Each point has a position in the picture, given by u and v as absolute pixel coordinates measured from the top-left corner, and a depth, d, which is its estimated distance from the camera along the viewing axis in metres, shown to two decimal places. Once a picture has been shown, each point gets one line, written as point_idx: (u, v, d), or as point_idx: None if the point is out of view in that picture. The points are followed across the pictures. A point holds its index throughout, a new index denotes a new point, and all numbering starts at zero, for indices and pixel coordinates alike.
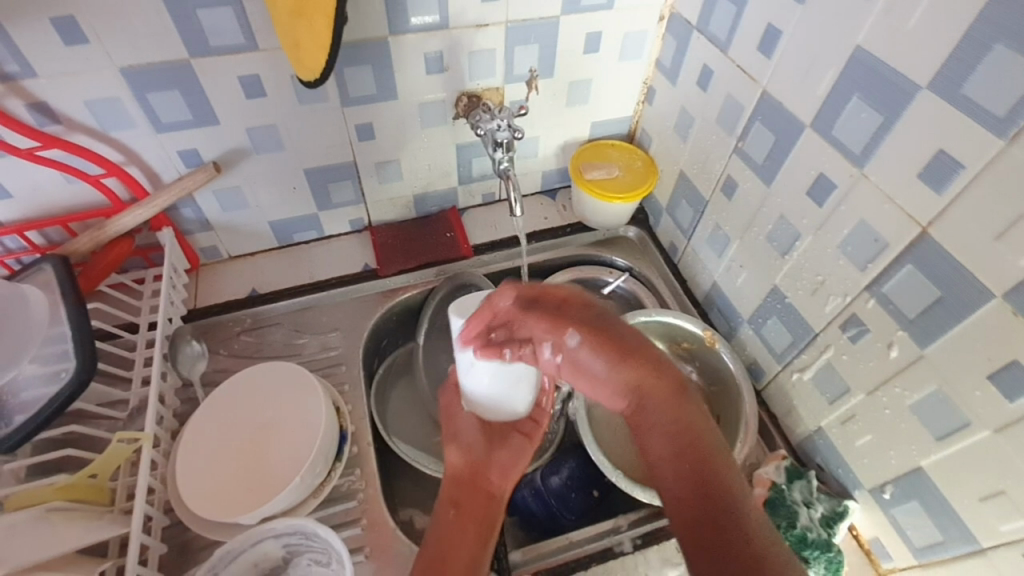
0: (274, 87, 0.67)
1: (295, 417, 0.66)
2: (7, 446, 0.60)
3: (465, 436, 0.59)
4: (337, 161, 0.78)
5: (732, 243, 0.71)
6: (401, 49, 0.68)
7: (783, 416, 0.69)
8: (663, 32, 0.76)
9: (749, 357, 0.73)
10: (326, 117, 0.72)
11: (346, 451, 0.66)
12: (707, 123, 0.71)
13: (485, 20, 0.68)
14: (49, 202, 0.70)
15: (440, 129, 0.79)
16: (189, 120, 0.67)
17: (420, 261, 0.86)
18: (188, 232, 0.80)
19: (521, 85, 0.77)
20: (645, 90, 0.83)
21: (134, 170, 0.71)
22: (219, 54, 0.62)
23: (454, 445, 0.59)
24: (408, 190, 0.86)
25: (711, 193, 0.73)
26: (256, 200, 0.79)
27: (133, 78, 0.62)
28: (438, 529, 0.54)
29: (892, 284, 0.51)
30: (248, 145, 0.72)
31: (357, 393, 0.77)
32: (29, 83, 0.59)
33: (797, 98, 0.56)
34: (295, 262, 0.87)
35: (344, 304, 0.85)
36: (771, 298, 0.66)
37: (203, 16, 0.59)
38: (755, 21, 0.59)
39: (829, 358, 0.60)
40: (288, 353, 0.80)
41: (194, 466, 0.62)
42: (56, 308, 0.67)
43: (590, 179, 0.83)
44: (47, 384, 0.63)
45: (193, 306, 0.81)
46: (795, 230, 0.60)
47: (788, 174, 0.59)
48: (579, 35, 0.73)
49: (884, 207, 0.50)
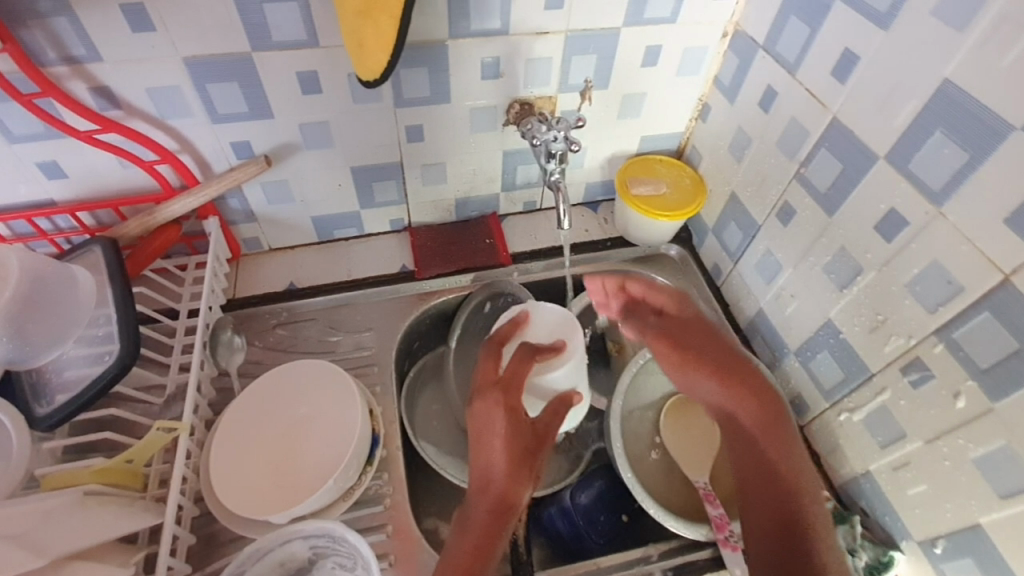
0: (330, 85, 0.67)
1: (330, 416, 0.65)
2: (49, 424, 0.62)
3: (518, 444, 0.56)
4: (384, 161, 0.78)
5: (783, 271, 0.69)
6: (458, 52, 0.67)
7: (826, 455, 0.66)
8: (724, 49, 0.73)
9: (793, 391, 0.70)
10: (378, 117, 0.72)
11: (377, 454, 0.66)
12: (766, 146, 0.68)
13: (546, 29, 0.67)
14: (102, 185, 0.71)
15: (489, 134, 0.78)
16: (244, 112, 0.68)
17: (458, 266, 0.85)
18: (232, 222, 0.80)
19: (575, 95, 0.75)
20: (699, 107, 0.81)
21: (187, 159, 0.71)
22: (279, 49, 0.62)
23: (507, 456, 0.56)
24: (451, 194, 0.85)
25: (765, 218, 0.71)
26: (301, 195, 0.79)
27: (195, 67, 0.62)
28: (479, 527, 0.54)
29: (964, 331, 0.48)
30: (299, 140, 0.72)
31: (388, 395, 0.76)
32: (94, 68, 0.60)
33: (870, 128, 0.54)
34: (334, 258, 0.86)
35: (379, 304, 0.84)
36: (823, 331, 0.64)
37: (268, 11, 0.59)
38: (830, 45, 0.57)
39: (885, 401, 0.57)
40: (322, 349, 0.80)
41: (231, 457, 0.62)
42: (103, 290, 0.68)
43: (636, 195, 0.82)
44: (90, 365, 0.65)
45: (232, 297, 0.82)
46: (857, 264, 0.57)
47: (855, 205, 0.57)
48: (638, 48, 0.72)
49: (962, 249, 0.47)
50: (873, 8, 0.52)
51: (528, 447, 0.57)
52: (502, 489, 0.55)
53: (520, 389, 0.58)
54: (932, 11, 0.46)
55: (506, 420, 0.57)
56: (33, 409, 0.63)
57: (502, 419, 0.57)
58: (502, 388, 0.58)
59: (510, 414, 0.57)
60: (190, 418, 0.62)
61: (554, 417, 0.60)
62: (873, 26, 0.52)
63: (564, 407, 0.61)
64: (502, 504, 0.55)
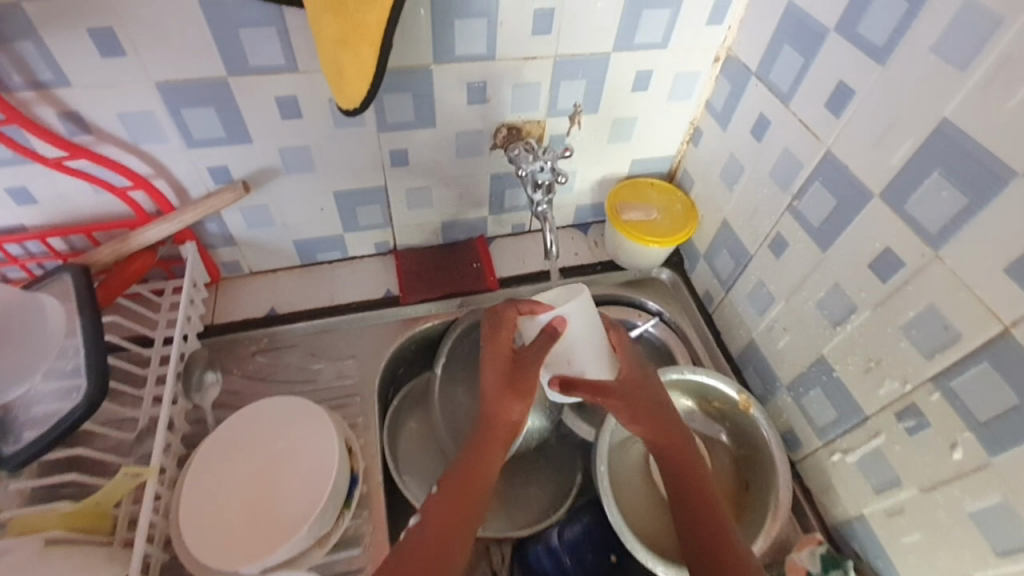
0: (311, 110, 0.65)
1: (306, 455, 0.62)
2: (14, 464, 0.59)
3: (506, 387, 0.59)
4: (368, 185, 0.76)
5: (776, 303, 0.67)
6: (444, 77, 0.65)
7: (819, 494, 0.65)
8: (716, 74, 0.72)
9: (784, 425, 0.69)
10: (360, 141, 0.70)
11: (356, 495, 0.63)
12: (758, 175, 0.67)
13: (534, 54, 0.65)
14: (73, 210, 0.69)
15: (476, 159, 0.76)
16: (221, 137, 0.65)
17: (444, 291, 0.83)
18: (211, 246, 0.78)
19: (564, 119, 0.74)
20: (690, 131, 0.79)
21: (162, 184, 0.69)
22: (257, 73, 0.60)
23: (501, 395, 0.59)
24: (437, 217, 0.83)
25: (757, 248, 0.69)
26: (282, 218, 0.77)
27: (168, 92, 0.60)
28: (463, 469, 0.58)
29: (962, 380, 0.47)
30: (279, 165, 0.70)
31: (370, 427, 0.74)
32: (62, 92, 0.57)
33: (865, 166, 0.52)
34: (316, 282, 0.84)
35: (361, 330, 0.82)
36: (816, 368, 0.62)
37: (245, 35, 0.57)
38: (824, 76, 0.55)
39: (879, 445, 0.55)
40: (302, 378, 0.78)
41: (202, 500, 0.60)
42: (72, 320, 0.65)
43: (627, 220, 0.80)
44: (60, 400, 0.62)
45: (210, 322, 0.79)
46: (850, 303, 0.56)
47: (848, 241, 0.55)
48: (628, 73, 0.70)
49: (959, 296, 0.46)
50: (868, 41, 0.50)
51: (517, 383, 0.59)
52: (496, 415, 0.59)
53: (507, 339, 0.60)
54: (931, 47, 0.45)
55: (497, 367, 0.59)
56: None
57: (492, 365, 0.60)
58: (493, 339, 0.60)
59: (502, 358, 0.59)
60: (159, 458, 0.60)
61: (539, 350, 0.59)
62: (869, 60, 0.50)
63: (549, 340, 0.59)
64: (502, 429, 0.60)
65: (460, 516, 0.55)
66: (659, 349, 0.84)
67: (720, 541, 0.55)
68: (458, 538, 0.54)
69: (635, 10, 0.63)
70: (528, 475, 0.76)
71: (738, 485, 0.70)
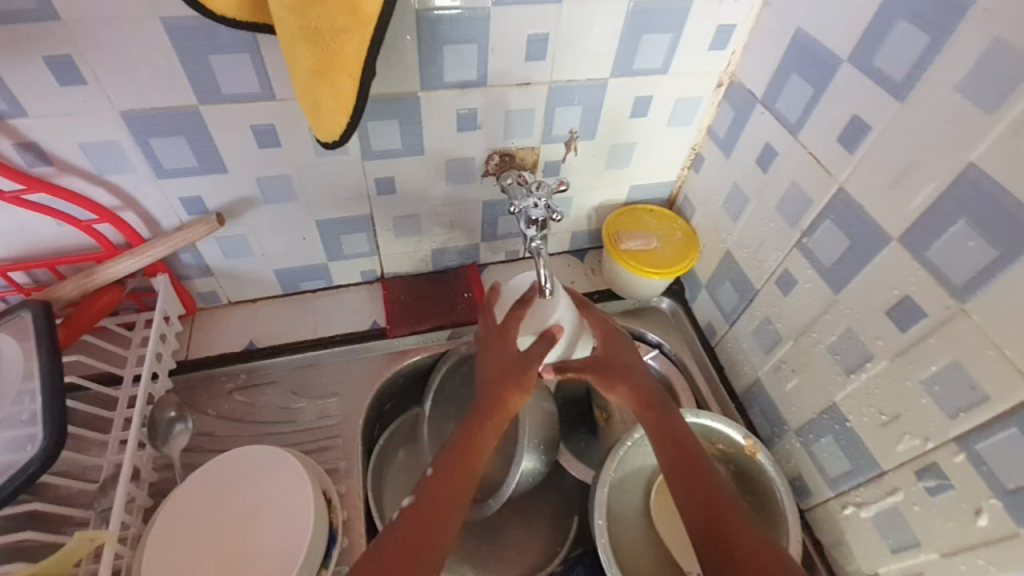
0: (290, 139, 0.61)
1: (281, 508, 0.58)
2: None
3: (507, 371, 0.61)
4: (352, 214, 0.72)
5: (783, 342, 0.64)
6: (432, 104, 0.61)
7: (831, 547, 0.61)
8: (719, 100, 0.68)
9: (793, 471, 0.65)
10: (344, 170, 0.66)
11: (334, 555, 0.59)
12: (764, 208, 0.63)
13: (528, 80, 0.62)
14: (35, 242, 0.64)
15: (466, 186, 0.72)
16: (194, 167, 0.61)
17: (434, 323, 0.79)
18: (186, 277, 0.74)
19: (559, 145, 0.70)
20: (691, 157, 0.75)
21: (131, 216, 0.65)
22: (231, 101, 0.56)
23: (501, 377, 0.61)
24: (427, 245, 0.79)
25: (763, 283, 0.65)
26: (261, 248, 0.73)
27: (134, 122, 0.56)
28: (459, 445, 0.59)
29: (988, 444, 0.43)
30: (257, 195, 0.66)
31: (353, 471, 0.70)
32: (18, 122, 0.53)
33: (882, 208, 0.49)
34: (299, 313, 0.80)
35: (346, 364, 0.78)
36: (827, 415, 0.58)
37: (216, 62, 0.53)
38: (836, 109, 0.52)
39: (897, 503, 0.52)
40: (282, 418, 0.73)
41: (164, 560, 0.54)
42: (30, 362, 0.60)
43: (626, 250, 0.76)
44: (14, 452, 0.57)
45: (185, 358, 0.75)
46: (865, 350, 0.52)
47: (863, 285, 0.52)
48: (627, 98, 0.66)
49: (986, 354, 0.42)
50: (885, 75, 0.47)
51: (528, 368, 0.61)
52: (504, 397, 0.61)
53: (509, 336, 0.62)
54: (956, 86, 0.41)
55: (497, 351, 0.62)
56: None
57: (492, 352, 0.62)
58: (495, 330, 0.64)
59: (504, 348, 0.62)
60: (120, 515, 0.56)
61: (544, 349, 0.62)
62: (886, 95, 0.47)
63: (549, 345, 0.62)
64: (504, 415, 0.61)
65: (457, 486, 0.56)
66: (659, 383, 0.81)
67: (721, 520, 0.55)
68: (457, 512, 0.55)
69: (635, 35, 0.60)
70: (522, 519, 0.73)
71: None
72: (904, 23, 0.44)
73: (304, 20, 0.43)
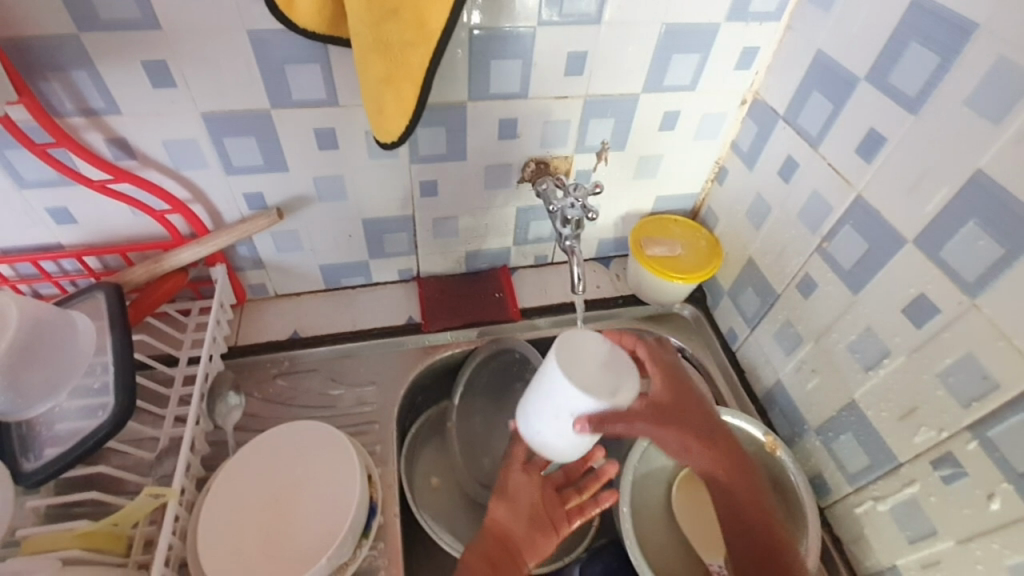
0: (347, 141, 0.67)
1: (327, 479, 0.61)
2: (32, 481, 0.59)
3: (507, 512, 0.63)
4: (396, 214, 0.77)
5: (804, 344, 0.67)
6: (477, 113, 0.67)
7: (851, 543, 0.63)
8: (743, 116, 0.73)
9: (813, 470, 0.67)
10: (394, 172, 0.72)
11: (375, 526, 0.62)
12: (786, 216, 0.67)
13: (565, 93, 0.67)
14: (110, 230, 0.71)
15: (504, 191, 0.77)
16: (260, 165, 0.67)
17: (466, 320, 0.84)
18: (240, 269, 0.79)
19: (591, 155, 0.75)
20: (716, 169, 0.80)
21: (199, 209, 0.71)
22: (299, 106, 0.62)
23: (503, 515, 0.63)
24: (462, 247, 0.84)
25: (785, 287, 0.69)
26: (311, 243, 0.78)
27: (213, 122, 0.62)
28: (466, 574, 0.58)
29: (1000, 430, 0.46)
30: (313, 193, 0.72)
31: (388, 458, 0.73)
32: (111, 119, 0.60)
33: (897, 213, 0.52)
34: (341, 307, 0.85)
35: (383, 356, 0.82)
36: (846, 412, 0.61)
37: (290, 71, 0.59)
38: (855, 122, 0.56)
39: (913, 494, 0.54)
40: (322, 404, 0.78)
41: (218, 524, 0.58)
42: (103, 337, 0.66)
43: (651, 256, 0.80)
44: (83, 418, 0.62)
45: (235, 344, 0.80)
46: (883, 347, 0.55)
47: (880, 286, 0.55)
48: (657, 112, 0.71)
49: (997, 345, 0.45)
50: (901, 91, 0.51)
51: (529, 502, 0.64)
52: (496, 533, 0.62)
53: (506, 476, 0.65)
54: (965, 101, 0.46)
55: (499, 499, 0.64)
56: (20, 464, 0.60)
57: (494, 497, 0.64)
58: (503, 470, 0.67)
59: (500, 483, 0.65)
60: (182, 479, 0.59)
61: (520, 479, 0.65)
62: (901, 109, 0.51)
63: (519, 472, 0.65)
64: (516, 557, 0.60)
65: None
66: None
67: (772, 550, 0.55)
68: None
69: (666, 54, 0.65)
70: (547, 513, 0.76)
71: None
72: (916, 45, 0.49)
73: (379, 34, 0.49)
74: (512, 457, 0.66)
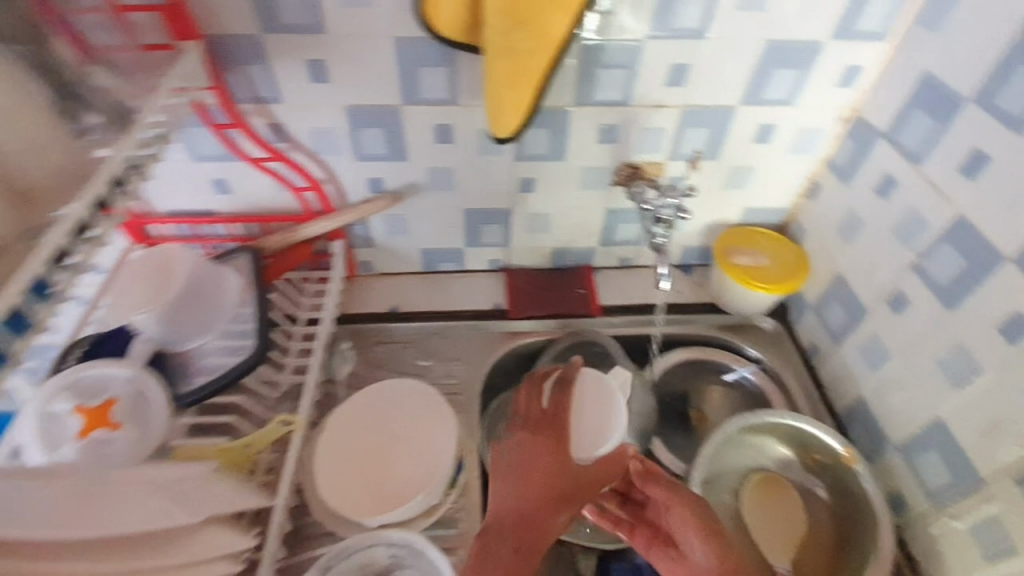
0: (462, 137, 0.75)
1: (424, 433, 0.69)
2: (184, 402, 0.70)
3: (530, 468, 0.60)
4: (496, 207, 0.84)
5: (890, 359, 0.67)
6: (580, 118, 0.73)
7: (927, 563, 0.62)
8: (841, 133, 0.74)
9: (892, 487, 0.67)
10: (498, 167, 0.79)
11: (460, 479, 0.70)
12: (880, 232, 0.68)
13: (664, 102, 0.72)
14: (258, 202, 0.83)
15: (596, 192, 0.82)
16: (386, 154, 0.77)
17: (548, 311, 0.89)
18: (354, 246, 0.90)
19: (683, 163, 0.79)
20: (808, 185, 0.81)
21: (329, 189, 0.82)
22: (427, 103, 0.71)
23: (532, 466, 0.60)
24: (551, 242, 0.90)
25: (873, 302, 0.69)
26: (418, 228, 0.87)
27: (354, 114, 0.72)
28: (510, 527, 0.55)
29: None
30: (426, 182, 0.81)
31: (472, 426, 0.81)
32: (274, 107, 0.72)
33: (999, 230, 0.53)
34: (436, 289, 0.93)
35: (470, 337, 0.90)
36: (931, 429, 0.61)
37: (423, 73, 0.68)
38: (959, 141, 0.57)
39: (998, 513, 0.54)
40: (414, 372, 0.86)
41: (332, 454, 0.68)
42: (247, 293, 0.78)
43: (736, 263, 0.82)
44: (229, 355, 0.74)
45: (343, 312, 0.90)
46: (974, 363, 0.56)
47: (977, 302, 0.55)
48: (752, 125, 0.74)
49: None
50: (1009, 112, 0.52)
51: (547, 498, 0.57)
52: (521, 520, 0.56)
53: (557, 422, 0.65)
54: None
55: (548, 452, 0.61)
56: (175, 387, 0.71)
57: (546, 449, 0.61)
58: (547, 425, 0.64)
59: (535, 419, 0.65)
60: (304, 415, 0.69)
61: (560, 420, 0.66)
62: (1009, 130, 0.52)
63: (559, 415, 0.66)
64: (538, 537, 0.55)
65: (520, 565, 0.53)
66: (755, 396, 0.86)
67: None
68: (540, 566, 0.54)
69: (767, 69, 0.68)
70: None
71: (834, 543, 0.69)
72: None
73: (508, 42, 0.56)
74: (560, 407, 0.67)
